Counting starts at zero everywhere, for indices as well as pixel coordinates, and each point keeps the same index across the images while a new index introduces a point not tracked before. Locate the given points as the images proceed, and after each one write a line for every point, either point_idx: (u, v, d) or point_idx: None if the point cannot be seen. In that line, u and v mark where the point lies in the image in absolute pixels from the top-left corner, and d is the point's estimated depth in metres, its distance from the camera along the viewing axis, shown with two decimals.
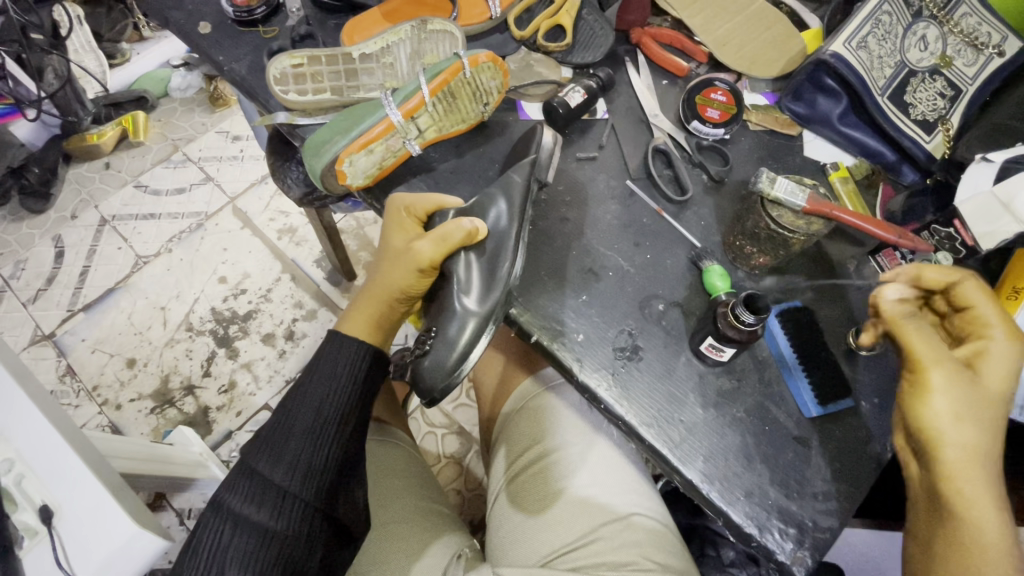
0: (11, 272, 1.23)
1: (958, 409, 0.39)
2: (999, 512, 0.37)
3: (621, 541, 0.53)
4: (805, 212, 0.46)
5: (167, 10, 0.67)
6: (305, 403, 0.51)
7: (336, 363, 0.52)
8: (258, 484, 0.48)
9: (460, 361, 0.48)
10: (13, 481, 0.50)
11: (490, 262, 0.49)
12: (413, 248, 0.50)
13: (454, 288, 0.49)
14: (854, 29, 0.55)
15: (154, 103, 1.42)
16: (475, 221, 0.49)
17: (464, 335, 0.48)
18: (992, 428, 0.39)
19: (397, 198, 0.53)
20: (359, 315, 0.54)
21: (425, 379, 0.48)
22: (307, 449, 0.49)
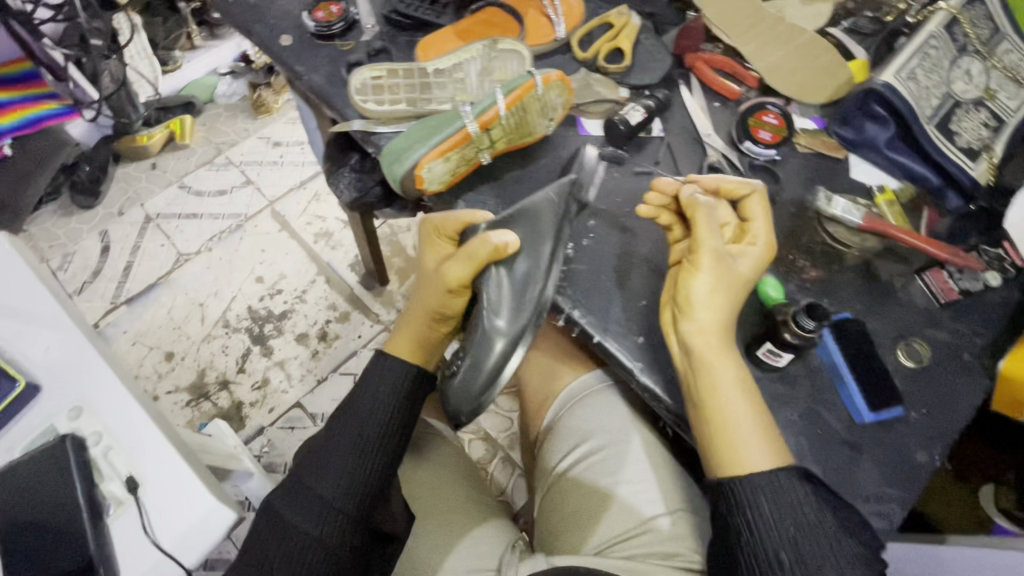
0: (59, 263, 1.27)
1: (712, 290, 0.48)
2: (742, 393, 0.47)
3: (668, 538, 0.55)
4: (859, 228, 0.56)
5: (244, 22, 0.71)
6: (350, 419, 0.53)
7: (381, 382, 0.55)
8: (304, 494, 0.51)
9: (486, 383, 0.52)
10: (101, 452, 0.51)
11: (516, 281, 0.52)
12: (444, 269, 0.54)
13: (483, 307, 0.52)
14: (901, 63, 0.59)
15: (200, 108, 1.48)
16: (503, 238, 0.50)
17: (489, 355, 0.51)
18: (707, 314, 0.48)
19: (427, 219, 0.57)
20: (401, 336, 0.57)
21: (453, 397, 0.53)
22: (350, 464, 0.52)
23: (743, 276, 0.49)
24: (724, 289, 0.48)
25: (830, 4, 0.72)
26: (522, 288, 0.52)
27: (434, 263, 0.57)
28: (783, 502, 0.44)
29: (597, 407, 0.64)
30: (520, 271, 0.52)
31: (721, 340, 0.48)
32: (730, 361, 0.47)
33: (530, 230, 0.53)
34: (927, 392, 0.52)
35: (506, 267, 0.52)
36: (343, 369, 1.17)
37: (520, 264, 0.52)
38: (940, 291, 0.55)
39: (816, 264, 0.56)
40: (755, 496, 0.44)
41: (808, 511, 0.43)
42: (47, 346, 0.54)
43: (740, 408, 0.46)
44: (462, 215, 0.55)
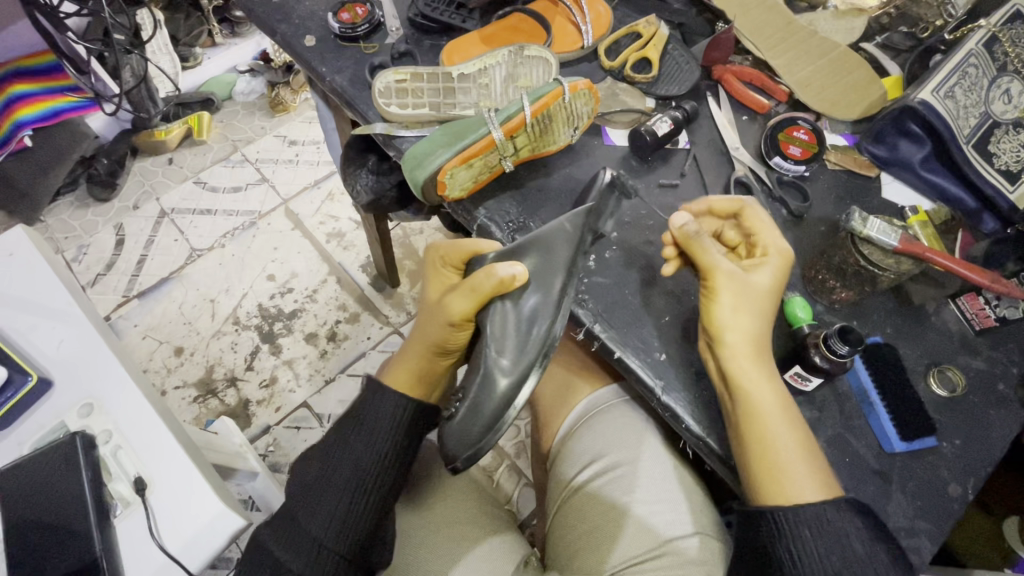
0: (73, 255, 1.27)
1: (735, 306, 0.47)
2: (785, 416, 0.45)
3: (683, 560, 0.53)
4: (896, 250, 0.49)
5: (268, 21, 0.71)
6: (344, 456, 0.52)
7: (377, 416, 0.53)
8: (295, 531, 0.50)
9: (485, 428, 0.48)
10: (110, 452, 0.50)
11: (521, 316, 0.50)
12: (445, 302, 0.51)
13: (487, 343, 0.50)
14: (940, 80, 0.58)
15: (218, 105, 1.49)
16: (507, 272, 0.49)
17: (489, 397, 0.48)
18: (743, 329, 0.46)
19: (434, 247, 0.56)
20: (402, 366, 0.56)
21: (450, 439, 0.49)
22: (342, 503, 0.51)
23: (763, 298, 0.47)
24: (744, 314, 0.46)
25: (863, 19, 0.71)
26: (524, 328, 0.50)
27: (437, 293, 0.55)
28: (829, 534, 0.41)
29: (609, 423, 0.63)
30: (527, 307, 0.50)
31: (753, 354, 0.46)
32: (765, 385, 0.46)
33: (541, 261, 0.51)
34: (959, 422, 0.50)
35: (512, 300, 0.50)
36: (351, 371, 1.16)
37: (528, 298, 0.50)
38: (975, 317, 0.54)
39: (846, 286, 0.53)
40: (798, 526, 0.42)
41: (854, 542, 0.41)
42: (61, 341, 0.54)
43: (784, 433, 0.44)
44: (468, 244, 0.54)
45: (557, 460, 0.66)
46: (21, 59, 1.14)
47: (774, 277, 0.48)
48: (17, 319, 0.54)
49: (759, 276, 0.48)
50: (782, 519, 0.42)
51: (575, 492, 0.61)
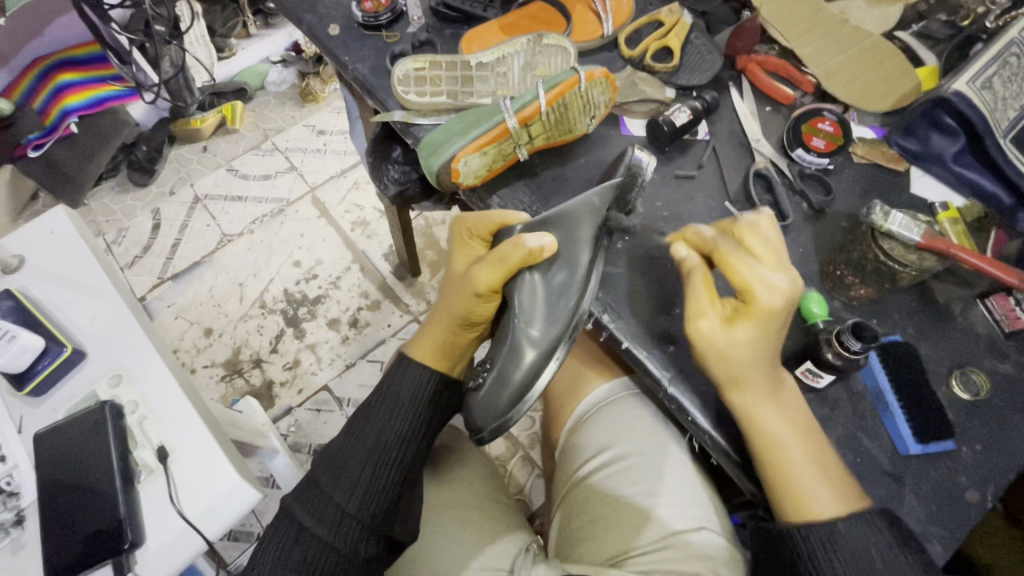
0: (113, 237, 1.33)
1: (721, 346, 0.44)
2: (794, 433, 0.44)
3: (689, 554, 0.53)
4: (919, 246, 0.47)
5: (295, 10, 0.72)
6: (369, 426, 0.53)
7: (400, 388, 0.54)
8: (319, 499, 0.51)
9: (513, 399, 0.48)
10: (136, 421, 0.53)
11: (551, 288, 0.50)
12: (472, 273, 0.51)
13: (515, 315, 0.49)
14: (977, 70, 0.55)
15: (251, 95, 1.53)
16: (535, 242, 0.49)
17: (516, 366, 0.48)
18: (750, 357, 0.44)
19: (460, 219, 0.56)
20: (426, 340, 0.56)
21: (477, 411, 0.49)
22: (366, 472, 0.52)
23: (748, 349, 0.43)
24: (721, 363, 0.44)
25: (898, 7, 0.68)
26: (554, 299, 0.49)
27: (463, 265, 0.55)
28: (848, 556, 0.41)
29: (621, 413, 0.63)
30: (555, 280, 0.50)
31: (756, 363, 0.44)
32: (772, 415, 0.44)
33: (564, 237, 0.51)
34: (983, 427, 0.48)
35: (540, 272, 0.50)
36: (371, 356, 1.19)
37: (556, 272, 0.50)
38: (1005, 318, 0.52)
39: (865, 282, 0.52)
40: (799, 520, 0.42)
41: (880, 560, 0.41)
42: (94, 315, 0.57)
43: (794, 443, 0.44)
44: (496, 216, 0.54)
45: (569, 444, 0.66)
46: (70, 49, 1.22)
47: (757, 334, 0.43)
48: (55, 294, 0.58)
49: (745, 322, 0.43)
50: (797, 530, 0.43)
51: (582, 481, 0.61)
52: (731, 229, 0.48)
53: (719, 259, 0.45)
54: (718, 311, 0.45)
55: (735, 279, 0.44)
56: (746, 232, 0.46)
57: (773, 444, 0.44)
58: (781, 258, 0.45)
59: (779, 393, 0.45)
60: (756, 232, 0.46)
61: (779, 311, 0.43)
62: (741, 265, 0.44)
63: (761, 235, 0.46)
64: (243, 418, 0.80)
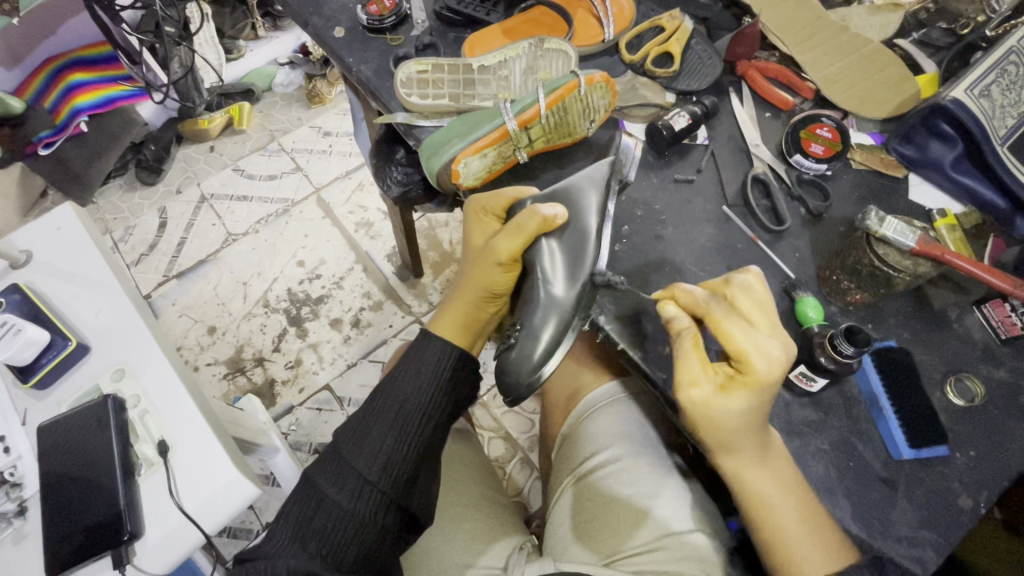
0: (120, 235, 1.34)
1: (719, 414, 0.43)
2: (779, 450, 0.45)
3: (682, 555, 0.53)
4: (913, 251, 0.48)
5: (302, 13, 0.73)
6: (392, 396, 0.52)
7: (422, 361, 0.53)
8: (341, 468, 0.51)
9: (544, 355, 0.49)
10: (138, 415, 0.54)
11: (568, 250, 0.51)
12: (492, 245, 0.52)
13: (537, 279, 0.51)
14: (975, 78, 0.56)
15: (259, 96, 1.54)
16: (550, 210, 0.50)
17: (550, 324, 0.49)
18: (747, 423, 0.43)
19: (473, 200, 0.56)
20: (448, 315, 0.56)
21: (509, 371, 0.50)
22: (387, 441, 0.51)
23: (738, 419, 0.43)
24: (712, 432, 0.44)
25: (898, 15, 0.69)
26: (574, 260, 0.51)
27: (479, 242, 0.55)
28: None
29: (618, 415, 0.63)
30: (571, 245, 0.51)
31: (750, 436, 0.44)
32: (764, 480, 0.44)
33: (575, 207, 0.52)
34: (977, 433, 0.48)
35: (556, 238, 0.51)
36: (373, 356, 1.19)
37: (571, 235, 0.51)
38: (1001, 325, 0.52)
39: (861, 287, 0.52)
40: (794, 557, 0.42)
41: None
42: (99, 311, 0.58)
43: (784, 505, 0.44)
44: (508, 192, 0.54)
45: (568, 442, 0.66)
46: (80, 50, 1.26)
47: (749, 400, 0.42)
48: (61, 288, 0.59)
49: (740, 390, 0.42)
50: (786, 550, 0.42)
51: (582, 479, 0.61)
52: (722, 288, 0.47)
53: (712, 320, 0.44)
54: (712, 379, 0.44)
55: (730, 345, 0.43)
56: (738, 292, 0.46)
57: (763, 510, 0.44)
58: (776, 324, 0.45)
59: (768, 454, 0.44)
60: (747, 296, 0.45)
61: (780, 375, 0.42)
62: (740, 335, 0.43)
63: (753, 296, 0.46)
64: (248, 418, 0.82)
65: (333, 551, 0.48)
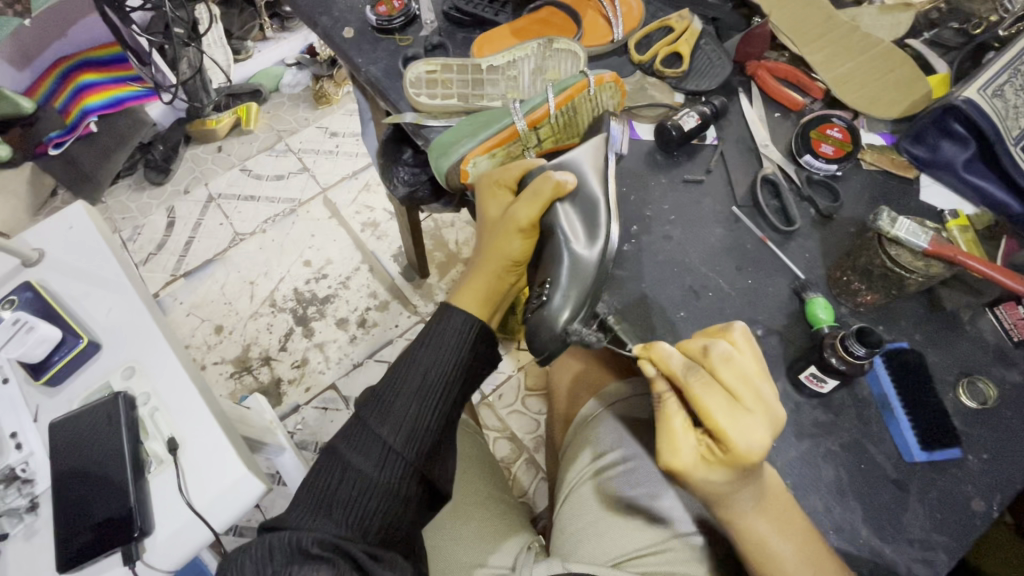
0: (129, 234, 1.35)
1: (701, 484, 0.42)
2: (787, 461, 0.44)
3: (690, 557, 0.53)
4: (926, 253, 0.47)
5: (311, 14, 0.73)
6: (415, 366, 0.51)
7: (444, 333, 0.53)
8: (365, 436, 0.50)
9: (579, 305, 0.48)
10: (148, 412, 0.54)
11: (586, 206, 0.50)
12: (510, 214, 0.53)
13: (559, 239, 0.50)
14: (988, 78, 0.55)
15: (266, 96, 1.55)
16: (562, 175, 0.51)
17: (580, 282, 0.48)
18: (736, 487, 0.42)
19: (484, 175, 0.56)
20: (468, 290, 0.55)
21: (543, 329, 0.49)
22: (411, 410, 0.50)
23: (723, 485, 0.42)
24: (705, 495, 0.43)
25: (908, 15, 0.69)
26: (592, 214, 0.50)
27: (495, 216, 0.55)
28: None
29: (625, 415, 0.63)
30: (589, 202, 0.51)
31: (740, 493, 0.42)
32: (766, 511, 0.43)
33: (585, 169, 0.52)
34: (989, 436, 0.48)
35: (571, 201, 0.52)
36: (379, 356, 1.20)
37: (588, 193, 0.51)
38: (1013, 327, 0.51)
39: (873, 289, 0.51)
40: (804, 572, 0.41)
41: None
42: (110, 309, 0.58)
43: (782, 545, 0.42)
44: (517, 165, 0.55)
45: (575, 442, 0.66)
46: (92, 51, 1.30)
47: (729, 475, 0.41)
48: (73, 287, 0.59)
49: (719, 470, 0.41)
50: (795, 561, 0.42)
51: (593, 478, 0.61)
52: (703, 354, 0.42)
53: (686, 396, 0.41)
54: (694, 449, 0.42)
55: (708, 422, 0.40)
56: (719, 362, 0.41)
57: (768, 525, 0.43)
58: (760, 391, 0.41)
59: (764, 501, 0.43)
60: (729, 366, 0.41)
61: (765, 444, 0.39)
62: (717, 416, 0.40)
63: (736, 365, 0.41)
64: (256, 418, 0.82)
65: (358, 519, 0.47)
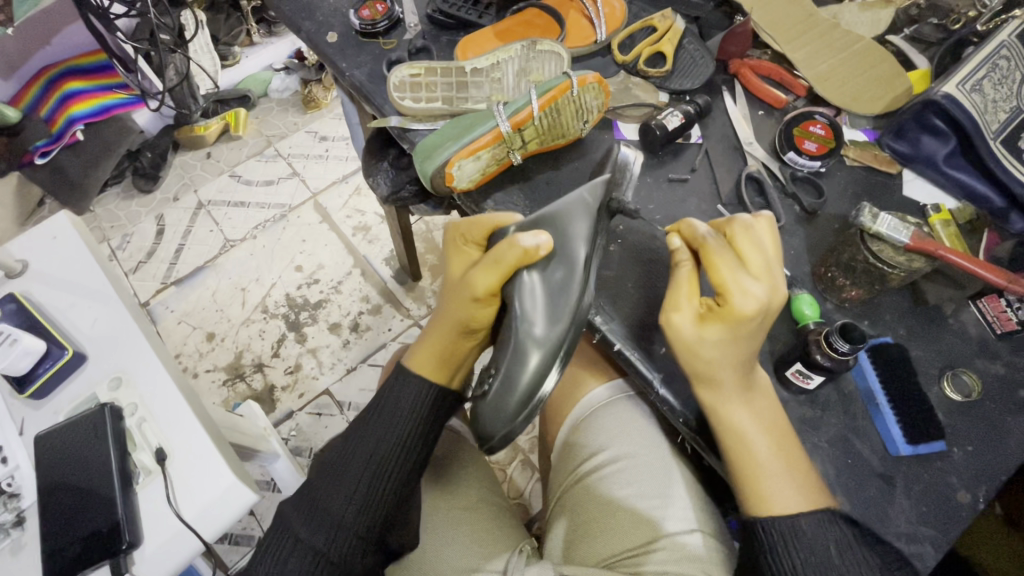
0: (118, 243, 1.34)
1: (692, 343, 0.44)
2: (760, 408, 0.45)
3: (682, 556, 0.53)
4: (906, 248, 0.48)
5: (294, 19, 0.73)
6: (368, 434, 0.52)
7: (398, 399, 0.53)
8: (316, 508, 0.50)
9: (521, 403, 0.45)
10: (135, 423, 0.54)
11: (552, 285, 0.47)
12: (468, 278, 0.49)
13: (515, 320, 0.47)
14: (968, 73, 0.56)
15: (254, 102, 1.54)
16: (531, 240, 0.46)
17: (527, 374, 0.46)
18: (729, 355, 0.44)
19: (455, 226, 0.54)
20: (426, 349, 0.53)
21: (484, 419, 0.46)
22: (363, 482, 0.50)
23: (715, 350, 0.43)
24: (689, 363, 0.45)
25: (888, 12, 0.69)
26: (556, 296, 0.47)
27: (460, 271, 0.53)
28: (805, 545, 0.42)
29: (618, 416, 0.63)
30: (555, 279, 0.47)
31: (731, 363, 0.44)
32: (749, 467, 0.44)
33: (562, 233, 0.49)
34: (974, 428, 0.48)
35: (540, 272, 0.48)
36: (372, 360, 1.19)
37: (556, 268, 0.48)
38: (996, 320, 0.52)
39: (856, 284, 0.51)
40: (774, 535, 0.43)
41: (833, 555, 0.41)
42: (95, 319, 0.58)
43: (759, 437, 0.44)
44: (491, 218, 0.52)
45: (568, 445, 0.66)
46: (76, 59, 1.28)
47: (724, 334, 0.43)
48: (57, 298, 0.59)
49: (716, 325, 0.43)
50: (765, 529, 0.43)
51: (582, 481, 0.62)
52: (726, 228, 0.46)
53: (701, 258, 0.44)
54: (693, 309, 0.45)
55: (714, 280, 0.44)
56: (739, 232, 0.45)
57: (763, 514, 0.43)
58: (771, 269, 0.44)
59: (750, 392, 0.45)
60: (748, 234, 0.45)
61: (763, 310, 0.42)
62: (726, 273, 0.43)
63: (754, 238, 0.45)
64: (249, 424, 0.82)
65: None
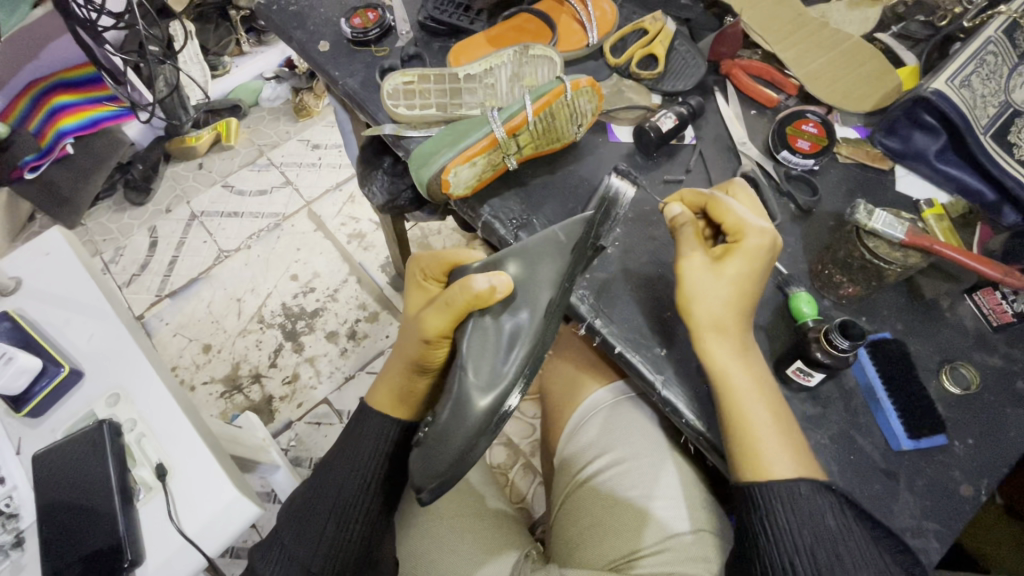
0: (111, 256, 1.33)
1: (709, 285, 0.47)
2: (762, 394, 0.45)
3: (688, 556, 0.53)
4: (903, 243, 0.48)
5: (285, 28, 0.73)
6: (332, 477, 0.53)
7: (363, 439, 0.53)
8: (283, 554, 0.52)
9: (453, 462, 0.44)
10: (134, 439, 0.53)
11: (503, 334, 0.46)
12: (420, 318, 0.48)
13: (461, 366, 0.45)
14: (956, 69, 0.56)
15: (245, 111, 1.54)
16: (484, 284, 0.45)
17: (461, 429, 0.44)
18: (740, 297, 0.47)
19: (416, 260, 0.55)
20: (384, 385, 0.54)
21: (416, 467, 0.45)
22: (329, 527, 0.51)
23: (731, 287, 0.46)
24: (702, 310, 0.47)
25: (876, 10, 0.70)
26: (505, 347, 0.46)
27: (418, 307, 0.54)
28: (802, 510, 0.42)
29: (621, 418, 0.63)
30: (508, 327, 0.46)
31: (743, 307, 0.47)
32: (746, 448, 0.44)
33: (525, 272, 0.48)
34: (974, 421, 0.49)
35: (492, 315, 0.47)
36: (370, 368, 1.19)
37: (512, 314, 0.47)
38: (992, 312, 0.52)
39: (854, 280, 0.52)
40: (770, 502, 0.42)
41: (829, 520, 0.41)
42: (91, 335, 0.57)
43: (757, 405, 0.45)
44: (449, 255, 0.52)
45: (569, 449, 0.66)
46: (63, 72, 1.25)
47: (743, 266, 0.46)
48: (51, 315, 0.58)
49: (734, 259, 0.47)
50: (758, 494, 0.43)
51: (582, 485, 0.62)
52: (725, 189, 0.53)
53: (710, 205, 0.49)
54: (707, 253, 0.48)
55: (726, 222, 0.48)
56: (738, 191, 0.52)
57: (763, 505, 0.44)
58: (762, 214, 0.50)
59: (746, 351, 0.46)
60: (743, 189, 0.52)
61: (768, 251, 0.47)
62: (735, 216, 0.48)
63: (748, 194, 0.52)
64: (249, 435, 0.82)
65: None
